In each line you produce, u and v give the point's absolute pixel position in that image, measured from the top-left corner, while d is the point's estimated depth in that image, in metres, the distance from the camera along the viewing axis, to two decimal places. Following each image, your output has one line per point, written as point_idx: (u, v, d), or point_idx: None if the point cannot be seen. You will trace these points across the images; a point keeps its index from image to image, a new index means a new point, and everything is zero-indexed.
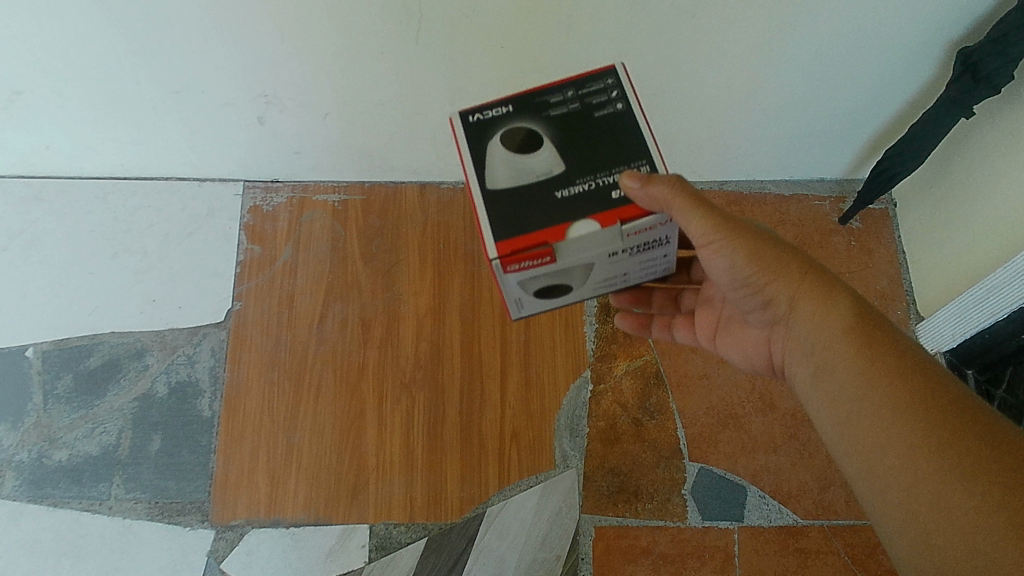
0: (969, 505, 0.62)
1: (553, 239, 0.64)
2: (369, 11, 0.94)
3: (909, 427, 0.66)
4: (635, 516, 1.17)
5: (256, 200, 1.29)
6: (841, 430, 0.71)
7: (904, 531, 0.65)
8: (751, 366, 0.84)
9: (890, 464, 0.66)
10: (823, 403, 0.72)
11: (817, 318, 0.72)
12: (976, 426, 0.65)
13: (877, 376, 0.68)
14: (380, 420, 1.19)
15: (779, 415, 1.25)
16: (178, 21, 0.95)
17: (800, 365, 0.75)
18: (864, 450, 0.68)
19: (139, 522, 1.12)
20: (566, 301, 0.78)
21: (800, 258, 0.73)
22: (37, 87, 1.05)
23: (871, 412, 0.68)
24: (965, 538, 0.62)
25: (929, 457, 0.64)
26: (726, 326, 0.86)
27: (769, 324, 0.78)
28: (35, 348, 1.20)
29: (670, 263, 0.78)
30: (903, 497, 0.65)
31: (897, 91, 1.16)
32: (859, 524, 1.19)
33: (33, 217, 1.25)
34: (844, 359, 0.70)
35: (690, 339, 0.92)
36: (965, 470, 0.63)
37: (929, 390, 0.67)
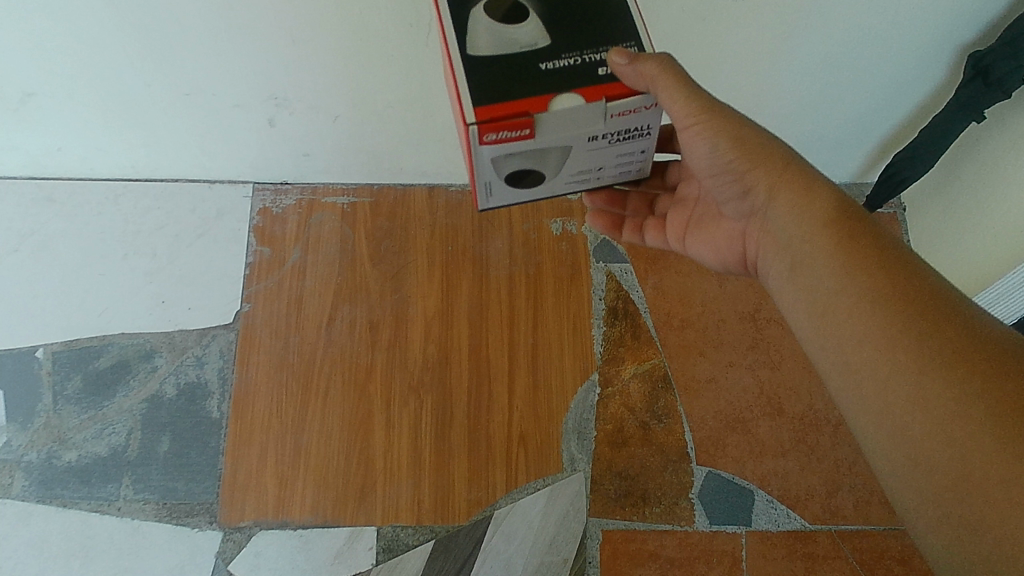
0: (947, 394, 0.58)
1: (536, 110, 0.61)
2: (379, 14, 0.95)
3: (886, 317, 0.63)
4: (643, 520, 1.17)
5: (266, 202, 1.30)
6: (820, 326, 0.68)
7: (881, 426, 0.61)
8: (720, 264, 0.81)
9: (867, 358, 0.63)
10: (801, 300, 0.70)
11: (799, 206, 0.70)
12: (960, 318, 0.61)
13: (858, 267, 0.65)
14: (388, 422, 1.19)
15: (787, 419, 1.25)
16: (189, 23, 0.95)
17: (777, 261, 0.73)
18: (841, 345, 0.65)
19: (148, 522, 1.12)
20: (536, 194, 0.75)
21: (781, 149, 0.72)
22: (50, 89, 1.05)
23: (849, 304, 0.65)
24: (942, 432, 0.57)
25: (904, 348, 0.61)
26: (696, 225, 0.82)
27: (745, 217, 0.76)
28: (45, 349, 1.20)
29: (647, 163, 0.75)
30: (880, 392, 0.62)
31: (907, 95, 1.15)
32: (866, 530, 1.19)
33: (43, 219, 1.25)
34: (825, 249, 0.68)
35: (659, 242, 0.89)
36: (943, 359, 0.59)
37: (911, 282, 0.64)
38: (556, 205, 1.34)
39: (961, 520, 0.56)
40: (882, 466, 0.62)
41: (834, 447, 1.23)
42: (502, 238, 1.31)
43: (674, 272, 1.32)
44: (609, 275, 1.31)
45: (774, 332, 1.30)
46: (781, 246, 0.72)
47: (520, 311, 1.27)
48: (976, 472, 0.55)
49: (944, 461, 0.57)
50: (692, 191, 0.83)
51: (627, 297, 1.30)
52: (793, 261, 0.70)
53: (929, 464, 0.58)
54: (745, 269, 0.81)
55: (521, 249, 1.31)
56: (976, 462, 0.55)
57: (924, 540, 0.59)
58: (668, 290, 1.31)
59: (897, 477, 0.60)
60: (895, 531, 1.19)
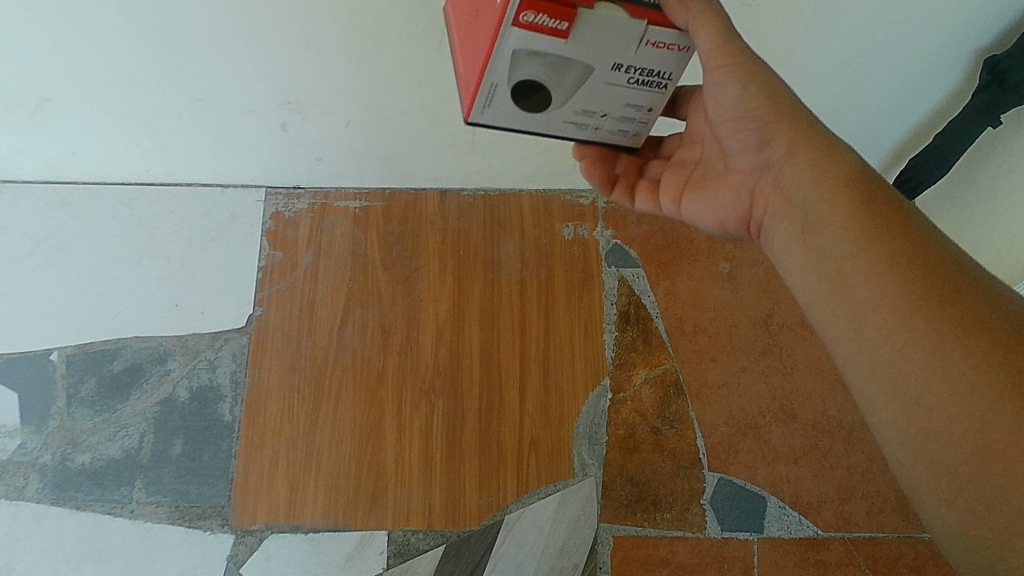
0: (969, 365, 0.52)
1: (584, 4, 0.55)
2: (393, 19, 0.95)
3: (907, 283, 0.57)
4: (654, 525, 1.17)
5: (278, 206, 1.30)
6: (830, 289, 0.61)
7: (893, 396, 0.55)
8: (722, 226, 0.73)
9: (883, 323, 0.57)
10: (810, 264, 0.63)
11: (817, 165, 0.64)
12: (986, 289, 0.55)
13: (878, 229, 0.60)
14: (399, 426, 1.19)
15: (799, 425, 1.24)
16: (204, 29, 0.96)
17: (785, 221, 0.66)
18: (854, 312, 0.59)
19: (160, 525, 1.13)
20: (531, 126, 0.67)
21: (804, 108, 0.67)
22: (65, 94, 1.06)
23: (866, 266, 0.59)
24: (962, 403, 0.51)
25: (925, 316, 0.55)
26: (699, 183, 0.74)
27: (757, 171, 0.69)
28: (59, 351, 1.21)
29: (646, 128, 0.71)
30: (895, 359, 0.55)
31: (922, 100, 1.15)
32: (879, 537, 1.19)
33: (58, 222, 1.26)
34: (843, 209, 0.62)
35: (648, 208, 0.78)
36: (967, 330, 0.53)
37: (935, 249, 0.58)
38: (568, 210, 1.34)
39: (977, 498, 0.49)
40: (890, 441, 0.55)
41: (846, 454, 1.23)
42: (514, 242, 1.31)
43: (686, 277, 1.32)
44: (620, 279, 1.30)
45: (786, 339, 1.29)
46: (791, 205, 0.66)
47: (531, 316, 1.27)
48: (998, 445, 0.49)
49: (962, 433, 0.51)
50: (695, 153, 0.76)
51: (639, 302, 1.29)
52: (805, 220, 0.64)
53: (945, 438, 0.52)
54: (745, 233, 0.73)
55: (533, 254, 1.30)
56: (998, 435, 0.49)
57: (934, 521, 0.52)
58: (680, 295, 1.31)
59: (905, 451, 0.54)
60: (908, 539, 1.19)
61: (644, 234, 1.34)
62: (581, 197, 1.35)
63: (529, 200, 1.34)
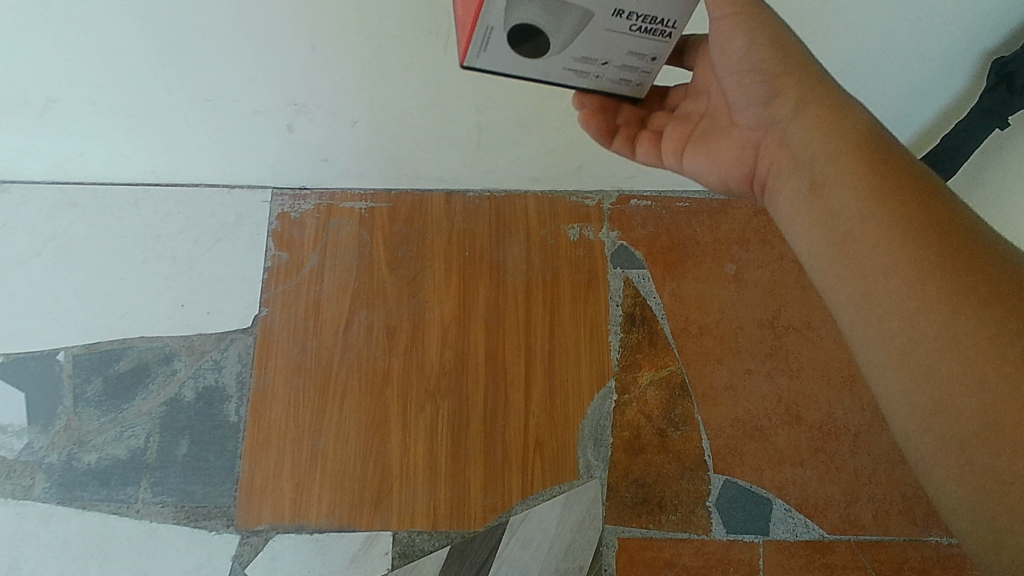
0: (980, 335, 0.53)
1: None
2: (399, 21, 0.95)
3: (918, 248, 0.58)
4: (659, 527, 1.17)
5: (284, 207, 1.30)
6: (837, 253, 0.62)
7: (901, 363, 0.56)
8: (723, 182, 0.73)
9: (893, 288, 0.58)
10: (817, 226, 0.64)
11: (827, 127, 0.65)
12: (996, 256, 0.56)
13: (888, 194, 0.60)
14: (405, 427, 1.19)
15: (805, 427, 1.24)
16: (209, 31, 0.96)
17: (791, 179, 0.67)
18: (863, 275, 0.60)
19: (166, 525, 1.13)
20: (531, 71, 0.70)
21: (814, 64, 0.67)
22: (73, 94, 1.06)
23: (877, 231, 0.60)
24: (973, 375, 0.53)
25: (937, 283, 0.56)
26: (703, 136, 0.74)
27: (762, 128, 0.69)
28: (66, 351, 1.21)
29: (652, 78, 0.72)
30: (903, 326, 0.56)
31: (930, 101, 1.14)
32: (885, 541, 1.19)
33: (65, 222, 1.26)
34: (853, 173, 0.62)
35: (649, 159, 0.79)
36: (977, 298, 0.54)
37: (945, 212, 0.59)
38: (573, 211, 1.33)
39: (985, 469, 0.51)
40: (895, 408, 0.56)
41: (852, 457, 1.22)
42: (519, 244, 1.31)
43: (692, 278, 1.31)
44: (626, 281, 1.30)
45: (793, 340, 1.29)
46: (799, 165, 0.66)
47: (537, 317, 1.27)
48: (1008, 418, 0.51)
49: (972, 404, 0.52)
50: (700, 105, 0.76)
51: (644, 303, 1.29)
52: (814, 183, 0.65)
53: (953, 409, 0.53)
54: (746, 191, 0.73)
55: (539, 255, 1.30)
56: (1008, 408, 0.51)
57: (939, 490, 0.54)
58: (686, 296, 1.30)
59: (910, 420, 0.55)
60: (914, 543, 1.19)
61: (650, 235, 1.33)
62: (587, 198, 1.34)
63: (534, 200, 1.33)
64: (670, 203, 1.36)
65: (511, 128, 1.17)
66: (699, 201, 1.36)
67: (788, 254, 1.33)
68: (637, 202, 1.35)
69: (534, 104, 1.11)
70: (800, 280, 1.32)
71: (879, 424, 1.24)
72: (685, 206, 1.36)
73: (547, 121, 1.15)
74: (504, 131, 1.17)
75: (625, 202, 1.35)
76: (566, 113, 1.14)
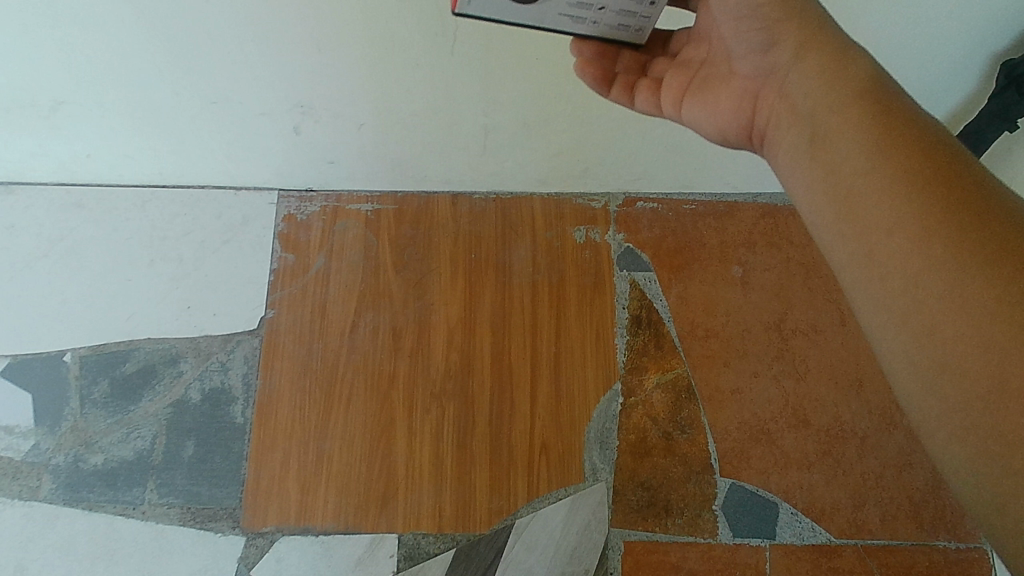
0: (986, 292, 0.50)
1: None
2: (405, 23, 0.95)
3: (922, 201, 0.54)
4: (665, 531, 1.16)
5: (290, 209, 1.30)
6: (838, 208, 0.59)
7: (903, 323, 0.53)
8: (722, 134, 0.70)
9: (895, 245, 0.54)
10: (819, 181, 0.61)
11: (829, 78, 0.62)
12: (1006, 206, 0.53)
13: (893, 144, 0.57)
14: (410, 430, 1.19)
15: (812, 431, 1.23)
16: (216, 34, 0.96)
17: (792, 132, 0.64)
18: (865, 231, 0.57)
19: (172, 527, 1.13)
20: (527, 16, 0.71)
21: (817, 9, 0.65)
22: (80, 97, 1.07)
23: (879, 184, 0.57)
24: (978, 333, 0.49)
25: (941, 238, 0.52)
26: (702, 85, 0.71)
27: (762, 76, 0.66)
28: (73, 353, 1.21)
29: (653, 21, 0.73)
30: (906, 283, 0.53)
31: (938, 104, 1.14)
32: (893, 545, 1.18)
33: (73, 224, 1.27)
34: (856, 124, 0.59)
35: (648, 108, 0.76)
36: (984, 254, 0.51)
37: (953, 164, 0.55)
38: (580, 213, 1.33)
39: (989, 433, 0.47)
40: (896, 370, 0.53)
41: (860, 461, 1.22)
42: (525, 246, 1.30)
43: (698, 281, 1.31)
44: (632, 283, 1.30)
45: (799, 344, 1.28)
46: (799, 116, 0.63)
47: (543, 319, 1.26)
48: (1014, 379, 0.47)
49: (976, 364, 0.49)
50: (701, 53, 0.72)
51: (650, 306, 1.29)
52: (814, 136, 0.62)
53: (957, 373, 0.49)
54: (746, 143, 0.70)
55: (544, 257, 1.30)
56: (1015, 368, 0.47)
57: (942, 455, 0.50)
58: (692, 299, 1.30)
59: (912, 382, 0.52)
60: (921, 547, 1.18)
61: (656, 238, 1.33)
62: (593, 201, 1.34)
63: (540, 203, 1.33)
64: (676, 205, 1.35)
65: (516, 130, 1.16)
66: (705, 203, 1.36)
67: (794, 256, 1.33)
68: (644, 204, 1.35)
69: (541, 107, 1.11)
70: (807, 283, 1.32)
71: (886, 427, 1.23)
72: (692, 208, 1.35)
73: (553, 123, 1.15)
74: (510, 133, 1.17)
75: (631, 204, 1.35)
76: (572, 114, 1.13)
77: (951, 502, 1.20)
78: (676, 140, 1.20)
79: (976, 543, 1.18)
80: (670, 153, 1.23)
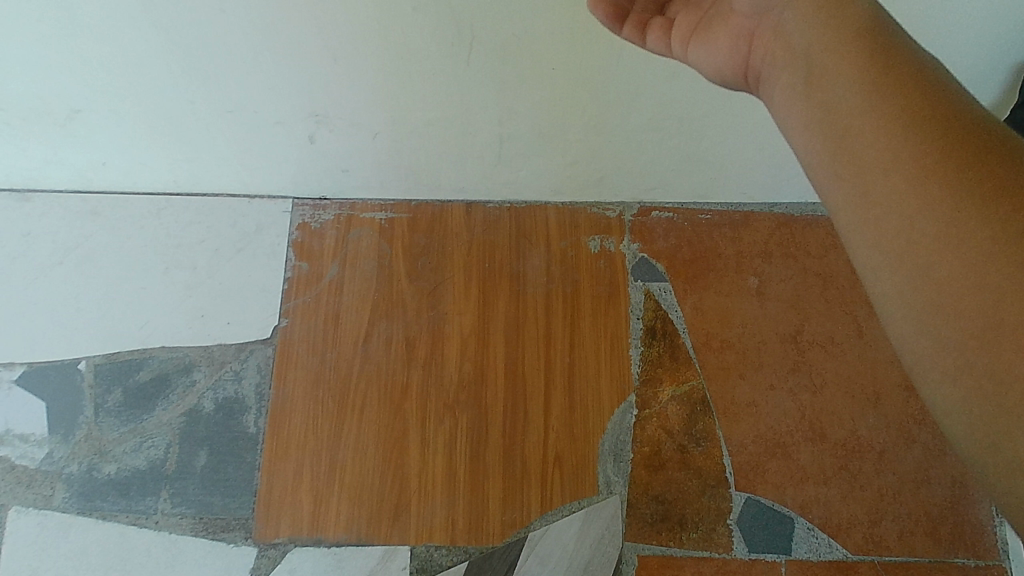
0: (985, 233, 0.46)
1: None
2: (422, 33, 0.94)
3: (921, 137, 0.51)
4: (679, 545, 1.15)
5: (304, 217, 1.30)
6: (834, 147, 0.55)
7: (899, 265, 0.50)
8: (719, 75, 0.66)
9: (892, 183, 0.51)
10: (813, 120, 0.57)
11: (826, 14, 0.58)
12: (1006, 141, 0.49)
13: (889, 77, 0.53)
14: (423, 441, 1.18)
15: (829, 444, 1.21)
16: (232, 44, 0.96)
17: (787, 72, 0.60)
18: (861, 168, 0.53)
19: (184, 537, 1.13)
20: None
21: None
22: (95, 106, 1.07)
23: (876, 121, 0.53)
24: (975, 271, 0.46)
25: (940, 177, 0.49)
26: (709, 20, 0.66)
27: (757, 12, 0.62)
28: (87, 361, 1.22)
29: None
30: (901, 222, 0.50)
31: None
32: (911, 562, 1.15)
33: (87, 232, 1.27)
34: (851, 59, 0.55)
35: (659, 49, 0.69)
36: (985, 194, 0.47)
37: (953, 100, 0.51)
38: (595, 222, 1.32)
39: (987, 376, 0.45)
40: (894, 318, 0.50)
41: (878, 475, 1.20)
42: (540, 255, 1.30)
43: (714, 292, 1.30)
44: (647, 293, 1.29)
45: (816, 356, 1.26)
46: (794, 54, 0.59)
47: (556, 330, 1.26)
48: (1012, 322, 0.44)
49: (974, 307, 0.46)
50: None
51: (665, 317, 1.28)
52: (808, 72, 0.58)
53: (955, 315, 0.46)
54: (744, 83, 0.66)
55: (559, 267, 1.29)
56: (1014, 309, 0.44)
57: (939, 406, 0.47)
58: (708, 310, 1.29)
59: (907, 328, 0.49)
60: (940, 565, 1.15)
61: (672, 248, 1.32)
62: (608, 210, 1.33)
63: (555, 212, 1.32)
64: (692, 215, 1.34)
65: (532, 140, 1.16)
66: (721, 213, 1.34)
67: (811, 267, 1.32)
68: (659, 213, 1.34)
69: (556, 117, 1.11)
70: (824, 294, 1.30)
71: (904, 442, 1.21)
72: (708, 218, 1.34)
73: (569, 132, 1.14)
74: (525, 143, 1.16)
75: (646, 214, 1.34)
76: (589, 124, 1.12)
77: (971, 519, 1.17)
78: (693, 150, 1.19)
79: (996, 560, 1.15)
80: (686, 163, 1.22)
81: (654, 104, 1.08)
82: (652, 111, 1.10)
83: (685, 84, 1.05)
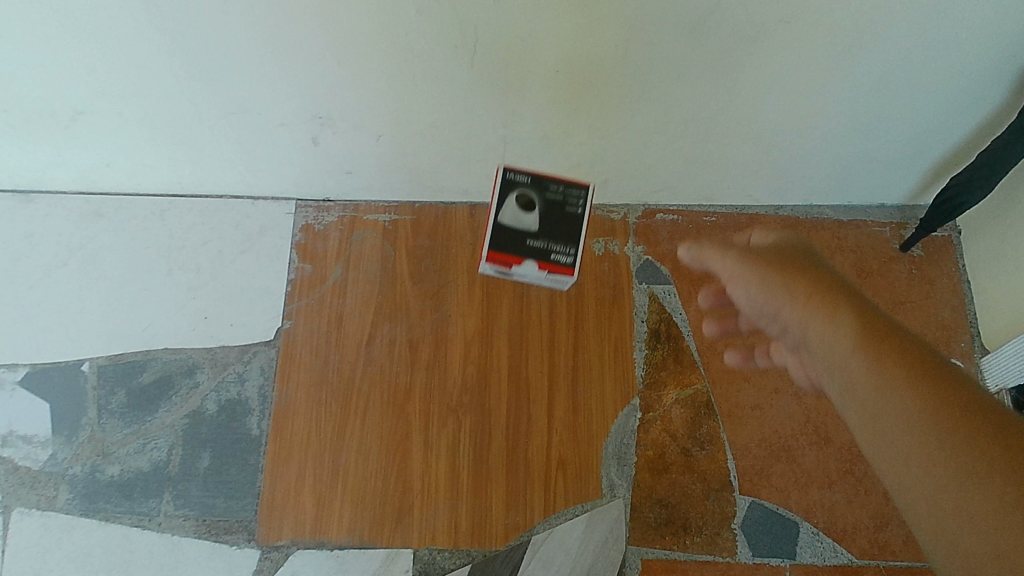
0: (971, 468, 0.57)
1: None
2: (426, 35, 0.94)
3: (913, 399, 0.61)
4: (683, 549, 1.15)
5: (308, 219, 1.30)
6: (863, 426, 0.65)
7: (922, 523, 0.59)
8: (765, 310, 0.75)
9: (902, 449, 0.61)
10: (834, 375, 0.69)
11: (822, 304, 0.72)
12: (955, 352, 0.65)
13: (887, 357, 0.64)
14: (426, 444, 1.18)
15: (834, 448, 1.21)
16: (235, 45, 0.96)
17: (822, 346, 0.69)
18: (871, 421, 0.64)
19: (187, 539, 1.13)
20: None
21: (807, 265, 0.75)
22: (99, 107, 1.07)
23: (875, 389, 0.64)
24: (981, 472, 0.56)
25: (936, 434, 0.59)
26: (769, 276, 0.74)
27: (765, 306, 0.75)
28: (90, 362, 1.22)
29: None
30: (912, 454, 0.60)
31: (964, 116, 1.12)
32: (915, 566, 1.15)
33: (91, 233, 1.27)
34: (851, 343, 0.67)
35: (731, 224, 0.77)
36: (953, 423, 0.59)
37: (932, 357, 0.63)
38: (599, 225, 1.32)
39: (993, 558, 0.54)
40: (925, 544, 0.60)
41: None
42: None
43: (719, 295, 1.29)
44: (651, 296, 1.28)
45: None
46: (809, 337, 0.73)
47: (560, 333, 1.25)
48: (1006, 546, 0.53)
49: (970, 540, 0.55)
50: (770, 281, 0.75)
51: (669, 320, 1.27)
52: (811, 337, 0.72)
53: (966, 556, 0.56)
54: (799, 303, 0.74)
55: None
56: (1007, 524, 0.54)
57: None
58: (712, 313, 1.28)
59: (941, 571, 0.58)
60: None
61: (676, 250, 1.32)
62: (612, 212, 1.33)
63: None
64: (697, 217, 1.34)
65: (536, 142, 1.15)
66: (726, 215, 1.34)
67: (816, 270, 1.31)
68: (663, 216, 1.33)
69: (560, 119, 1.10)
70: None
71: None
72: (712, 220, 1.33)
73: (573, 133, 1.14)
74: (529, 145, 1.16)
75: (651, 216, 1.33)
76: (593, 126, 1.12)
77: None
78: (697, 152, 1.19)
79: None
80: (691, 165, 1.22)
81: (659, 106, 1.08)
82: (656, 113, 1.10)
83: (689, 86, 1.04)
